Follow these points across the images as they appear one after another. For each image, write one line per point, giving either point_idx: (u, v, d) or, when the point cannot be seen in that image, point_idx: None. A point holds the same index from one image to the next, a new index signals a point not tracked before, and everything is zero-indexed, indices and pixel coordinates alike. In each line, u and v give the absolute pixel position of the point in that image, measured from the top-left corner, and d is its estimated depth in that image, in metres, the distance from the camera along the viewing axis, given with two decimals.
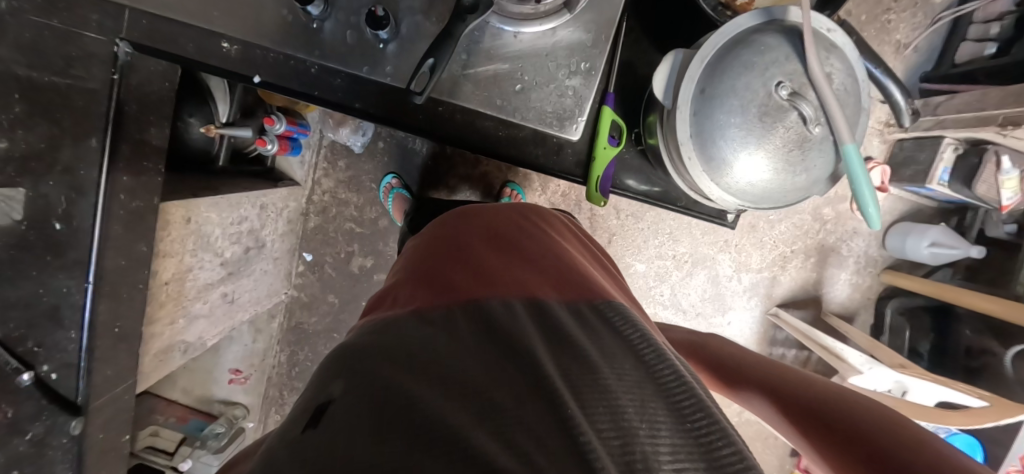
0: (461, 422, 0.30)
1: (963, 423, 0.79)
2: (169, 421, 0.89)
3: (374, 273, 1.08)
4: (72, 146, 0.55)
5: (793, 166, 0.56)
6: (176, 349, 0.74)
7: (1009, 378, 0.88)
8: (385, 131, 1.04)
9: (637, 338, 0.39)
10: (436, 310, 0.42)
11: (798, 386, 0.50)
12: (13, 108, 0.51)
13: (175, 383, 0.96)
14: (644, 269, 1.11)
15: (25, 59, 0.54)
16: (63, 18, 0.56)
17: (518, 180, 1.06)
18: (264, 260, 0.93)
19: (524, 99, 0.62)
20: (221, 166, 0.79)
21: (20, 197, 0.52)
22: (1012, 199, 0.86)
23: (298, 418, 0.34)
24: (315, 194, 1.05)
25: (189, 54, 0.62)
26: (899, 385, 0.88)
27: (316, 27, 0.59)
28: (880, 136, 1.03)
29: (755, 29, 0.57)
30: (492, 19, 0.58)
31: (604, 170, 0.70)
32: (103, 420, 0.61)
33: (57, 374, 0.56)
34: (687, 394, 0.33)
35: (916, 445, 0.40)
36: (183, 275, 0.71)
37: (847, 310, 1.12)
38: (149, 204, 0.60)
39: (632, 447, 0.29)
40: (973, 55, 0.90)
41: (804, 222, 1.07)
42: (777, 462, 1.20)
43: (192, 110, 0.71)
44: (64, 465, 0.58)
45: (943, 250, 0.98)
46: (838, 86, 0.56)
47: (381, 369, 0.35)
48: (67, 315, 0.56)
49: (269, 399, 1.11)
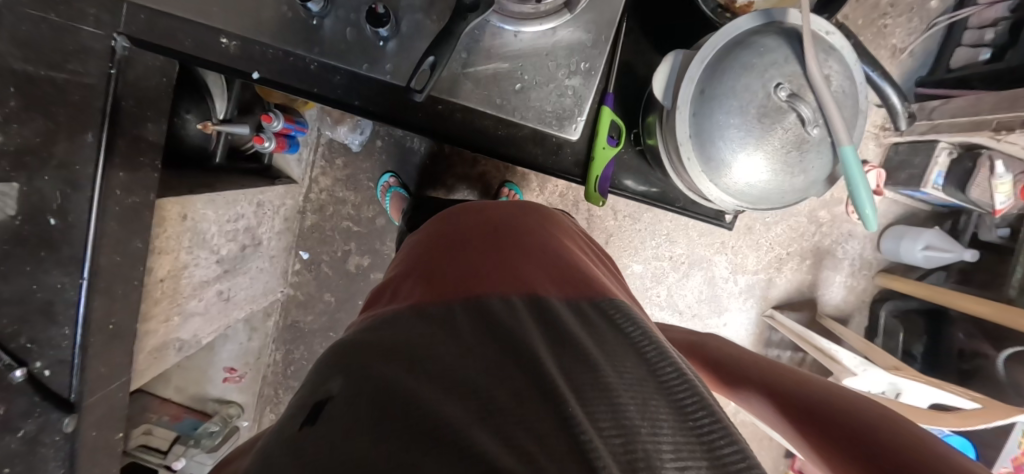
0: (460, 421, 0.30)
1: (948, 424, 0.80)
2: (162, 419, 0.91)
3: (371, 272, 1.08)
4: (67, 140, 0.54)
5: (791, 167, 0.56)
6: (170, 347, 0.74)
7: (1001, 380, 0.90)
8: (383, 129, 1.03)
9: (638, 336, 0.39)
10: (435, 306, 0.42)
11: (797, 386, 0.50)
12: (9, 101, 0.50)
13: (169, 382, 0.98)
14: (641, 270, 1.11)
15: (20, 52, 0.52)
16: (60, 12, 0.55)
17: (516, 179, 1.06)
18: (260, 259, 0.92)
19: (524, 98, 0.62)
20: (218, 162, 0.78)
21: (14, 193, 0.51)
22: (1006, 202, 0.87)
23: (295, 415, 0.34)
24: (312, 192, 1.04)
25: (187, 49, 0.63)
26: (892, 387, 0.88)
27: (316, 24, 0.59)
28: (876, 139, 1.04)
29: (754, 30, 0.58)
30: (492, 18, 0.58)
31: (604, 170, 0.70)
32: (95, 418, 0.60)
33: (50, 371, 0.56)
34: (688, 392, 0.34)
35: (921, 448, 0.40)
36: (178, 273, 0.71)
37: (842, 311, 1.13)
38: (144, 200, 0.60)
39: (633, 446, 0.29)
40: (968, 61, 0.92)
41: (800, 223, 1.08)
42: (772, 463, 1.21)
43: (189, 106, 0.71)
44: (56, 464, 0.57)
45: (936, 254, 0.99)
46: (837, 88, 0.56)
47: (381, 367, 0.35)
48: (61, 310, 0.55)
49: (264, 398, 1.10)
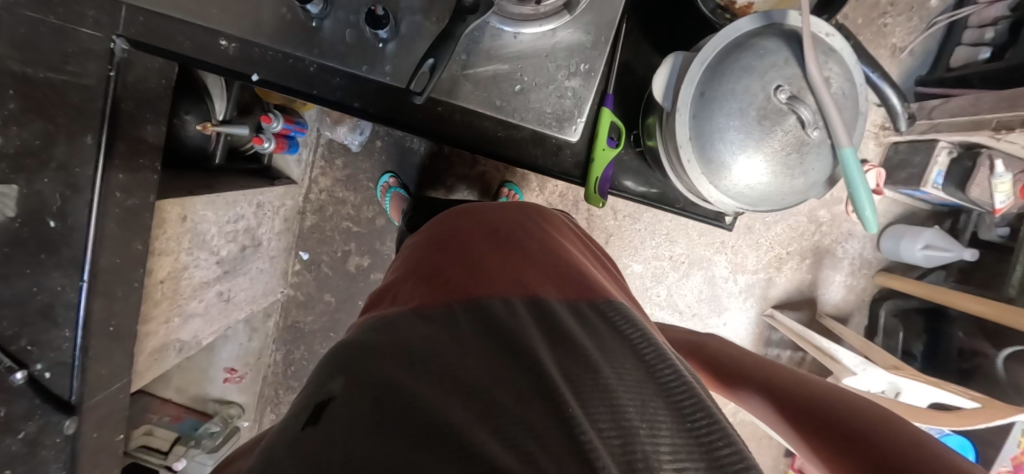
0: (461, 421, 0.30)
1: (928, 421, 0.82)
2: (163, 419, 0.91)
3: (371, 272, 1.08)
4: (67, 143, 0.54)
5: (790, 169, 0.56)
6: (171, 348, 0.74)
7: (1001, 379, 0.90)
8: (382, 129, 1.03)
9: (637, 338, 0.39)
10: (436, 308, 0.42)
11: (797, 388, 0.50)
12: (8, 104, 0.50)
13: (169, 382, 0.99)
14: (641, 270, 1.11)
15: (20, 54, 0.53)
16: (59, 14, 0.55)
17: (516, 180, 1.06)
18: (260, 260, 0.92)
19: (524, 100, 0.62)
20: (217, 163, 0.78)
21: (14, 194, 0.51)
22: (1006, 202, 0.87)
23: (296, 416, 0.34)
24: (313, 192, 1.04)
25: (187, 51, 0.62)
26: (892, 386, 0.89)
27: (316, 26, 0.59)
28: (875, 139, 1.04)
29: (754, 32, 0.57)
30: (492, 19, 0.58)
31: (604, 171, 0.70)
32: (97, 419, 0.61)
33: (50, 373, 0.56)
34: (687, 394, 0.33)
35: (917, 448, 0.40)
36: (178, 274, 0.71)
37: (842, 310, 1.13)
38: (144, 202, 0.60)
39: (632, 447, 0.29)
40: (967, 60, 0.92)
41: (800, 223, 1.08)
42: (772, 462, 1.21)
43: (188, 107, 0.71)
44: (57, 465, 0.57)
45: (936, 253, 0.99)
46: (837, 90, 0.56)
47: (382, 368, 0.35)
48: (61, 313, 0.56)
49: (264, 399, 1.10)
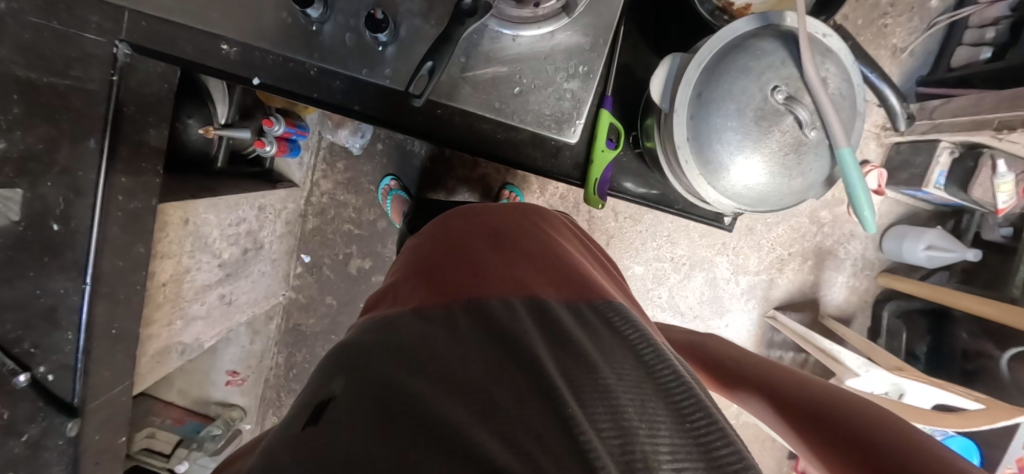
0: (461, 421, 0.30)
1: (927, 421, 0.81)
2: (165, 422, 0.91)
3: (372, 274, 1.08)
4: (70, 146, 0.55)
5: (790, 169, 0.56)
6: (173, 350, 0.74)
7: (1005, 380, 0.89)
8: (383, 132, 1.04)
9: (636, 338, 0.39)
10: (436, 309, 0.42)
11: (797, 388, 0.50)
12: (13, 109, 0.52)
13: (172, 384, 0.99)
14: (642, 272, 1.11)
15: (24, 59, 0.54)
16: (62, 20, 0.56)
17: (517, 182, 1.06)
18: (262, 262, 0.93)
19: (523, 102, 0.62)
20: (219, 167, 0.79)
21: (19, 198, 0.53)
22: (1008, 202, 0.86)
23: (297, 416, 0.34)
24: (314, 195, 1.05)
25: (187, 55, 0.62)
26: (895, 388, 0.88)
27: (316, 30, 0.59)
28: (876, 139, 1.04)
29: (751, 33, 0.58)
30: (492, 22, 0.59)
31: (604, 172, 0.70)
32: (99, 422, 0.61)
33: (53, 375, 0.56)
34: (687, 394, 0.33)
35: (918, 450, 0.40)
36: (181, 276, 0.71)
37: (845, 312, 1.12)
38: (148, 205, 0.60)
39: (632, 447, 0.29)
40: (969, 60, 0.91)
41: (801, 224, 1.08)
42: (775, 464, 1.20)
43: (191, 111, 0.71)
44: (59, 467, 0.58)
45: (938, 253, 0.99)
46: (835, 91, 0.56)
47: (382, 368, 0.35)
48: (64, 316, 0.56)
49: (266, 401, 1.10)
